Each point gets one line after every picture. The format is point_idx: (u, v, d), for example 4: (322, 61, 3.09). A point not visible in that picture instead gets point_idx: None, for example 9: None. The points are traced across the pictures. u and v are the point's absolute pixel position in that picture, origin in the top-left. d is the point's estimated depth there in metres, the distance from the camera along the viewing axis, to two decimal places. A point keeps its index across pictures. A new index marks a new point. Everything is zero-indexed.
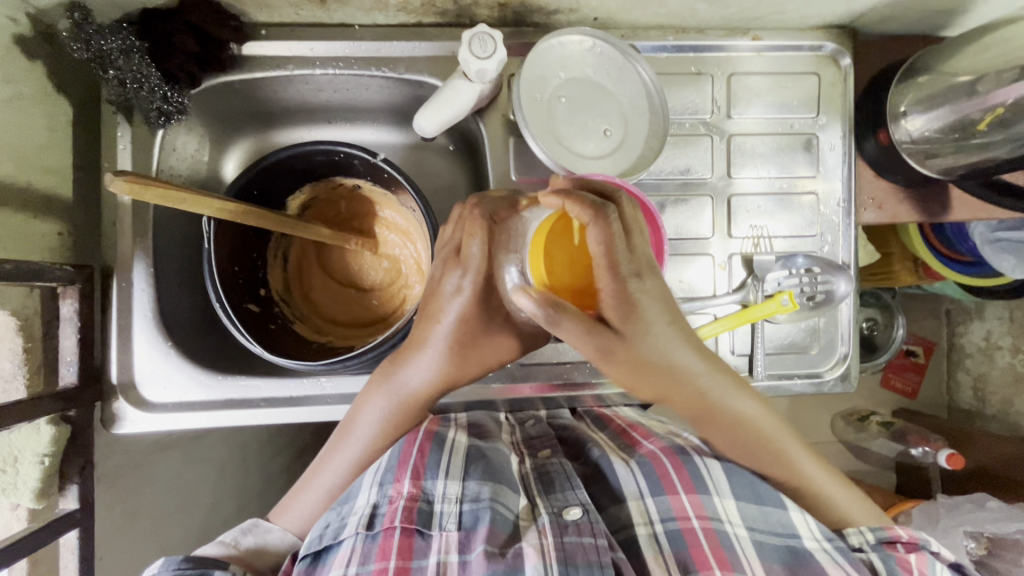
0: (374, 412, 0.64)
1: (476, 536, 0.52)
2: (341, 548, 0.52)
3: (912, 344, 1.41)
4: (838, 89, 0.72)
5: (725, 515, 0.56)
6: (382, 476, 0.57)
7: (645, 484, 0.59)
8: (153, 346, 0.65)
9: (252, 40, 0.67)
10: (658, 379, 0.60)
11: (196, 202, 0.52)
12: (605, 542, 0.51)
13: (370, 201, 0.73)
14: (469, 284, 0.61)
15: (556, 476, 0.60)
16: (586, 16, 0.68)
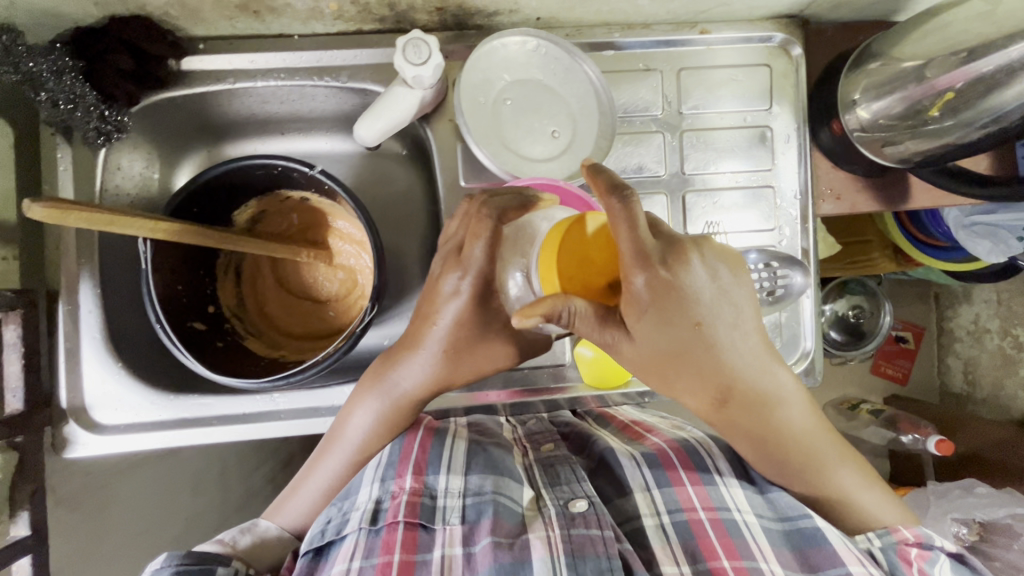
0: (363, 414, 0.65)
1: (479, 529, 0.53)
2: (345, 543, 0.54)
3: (901, 330, 1.39)
4: (790, 80, 0.71)
5: (734, 502, 0.60)
6: (384, 472, 0.58)
7: (651, 478, 0.62)
8: (103, 368, 0.65)
9: (192, 54, 0.66)
10: (703, 376, 0.55)
11: (124, 222, 0.51)
12: (611, 534, 0.53)
13: (322, 212, 0.72)
14: (467, 285, 0.61)
15: (561, 470, 0.62)
16: (528, 17, 0.67)
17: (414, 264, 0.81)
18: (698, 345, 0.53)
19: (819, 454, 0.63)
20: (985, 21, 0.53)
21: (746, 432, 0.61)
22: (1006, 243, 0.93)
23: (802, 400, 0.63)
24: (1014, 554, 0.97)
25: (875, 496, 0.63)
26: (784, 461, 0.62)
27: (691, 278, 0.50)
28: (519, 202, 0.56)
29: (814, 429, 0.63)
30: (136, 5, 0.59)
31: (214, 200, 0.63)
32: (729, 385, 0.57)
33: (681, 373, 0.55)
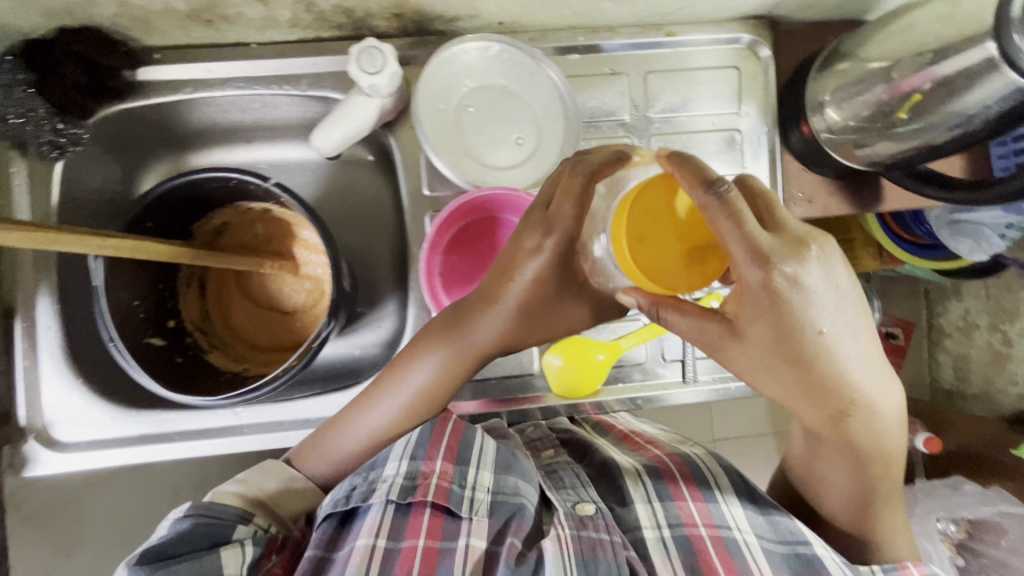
0: (430, 363, 0.63)
1: (508, 529, 0.55)
2: (369, 516, 0.54)
3: (893, 327, 1.26)
4: (759, 82, 0.71)
5: (734, 522, 0.59)
6: (413, 451, 0.57)
7: (653, 490, 0.62)
8: (63, 385, 0.64)
9: (146, 64, 0.65)
10: (820, 375, 0.51)
11: (77, 241, 0.48)
12: (618, 539, 0.56)
13: (287, 222, 0.72)
14: (551, 244, 0.58)
15: (565, 475, 0.64)
16: (490, 21, 0.66)
17: (383, 272, 0.80)
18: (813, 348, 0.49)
19: (888, 478, 0.60)
20: (947, 23, 0.52)
21: (830, 446, 0.58)
22: (988, 240, 0.90)
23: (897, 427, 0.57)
24: (1003, 552, 0.98)
25: (906, 537, 0.63)
26: (860, 477, 0.59)
27: (814, 281, 0.47)
28: (618, 154, 0.56)
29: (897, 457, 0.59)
30: (85, 16, 0.58)
31: (168, 212, 0.61)
32: (837, 397, 0.52)
33: (777, 372, 0.51)
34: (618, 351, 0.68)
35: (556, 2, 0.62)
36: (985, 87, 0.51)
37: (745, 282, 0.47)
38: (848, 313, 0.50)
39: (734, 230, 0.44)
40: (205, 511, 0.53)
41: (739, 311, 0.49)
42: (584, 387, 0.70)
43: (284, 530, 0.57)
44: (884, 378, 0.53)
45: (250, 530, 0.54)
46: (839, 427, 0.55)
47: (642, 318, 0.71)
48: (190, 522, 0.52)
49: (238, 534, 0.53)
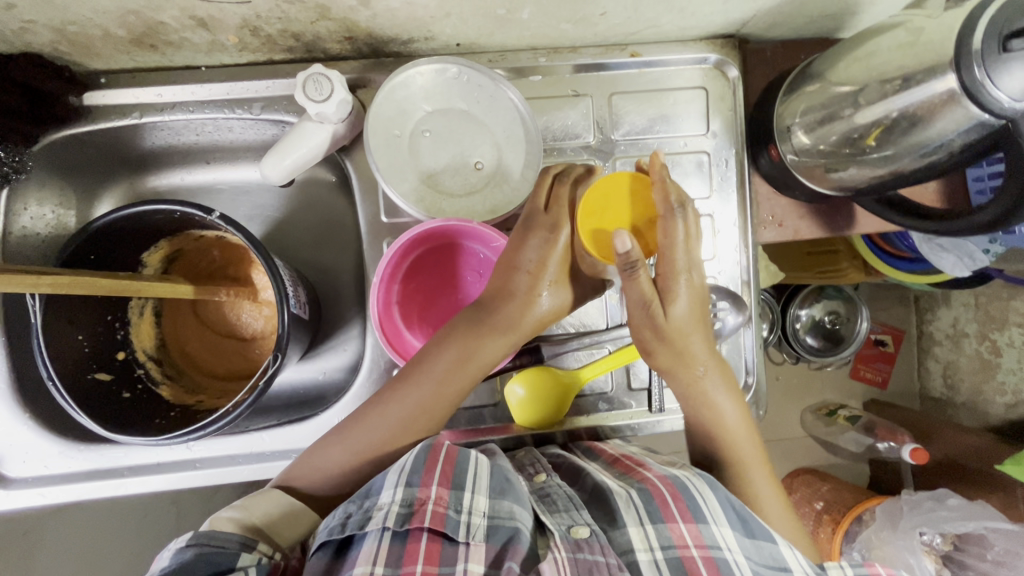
0: (447, 356, 0.59)
1: (505, 553, 0.48)
2: (365, 543, 0.48)
3: (880, 333, 1.20)
4: (728, 103, 0.69)
5: (724, 542, 0.51)
6: (408, 477, 0.51)
7: (645, 511, 0.52)
8: (11, 420, 0.62)
9: (93, 89, 0.64)
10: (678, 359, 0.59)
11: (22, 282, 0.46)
12: (615, 562, 0.48)
13: (243, 248, 0.70)
14: (561, 237, 0.60)
15: (558, 498, 0.55)
16: (447, 43, 0.64)
17: (347, 293, 0.77)
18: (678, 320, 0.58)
19: (743, 462, 0.60)
20: (909, 51, 0.50)
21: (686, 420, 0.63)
22: (973, 256, 0.81)
23: (736, 404, 0.62)
24: (988, 565, 0.88)
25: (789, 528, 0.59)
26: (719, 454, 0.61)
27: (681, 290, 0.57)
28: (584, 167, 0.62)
29: (748, 441, 0.61)
30: (20, 43, 0.55)
31: (113, 245, 0.59)
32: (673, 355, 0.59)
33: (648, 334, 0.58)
34: (584, 378, 0.67)
35: (513, 24, 0.60)
36: (947, 119, 0.49)
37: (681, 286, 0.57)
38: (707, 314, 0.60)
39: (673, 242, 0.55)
40: (208, 540, 0.46)
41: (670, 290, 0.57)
42: (546, 419, 0.68)
43: (285, 558, 0.50)
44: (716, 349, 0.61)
45: (254, 558, 0.47)
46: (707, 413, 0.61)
47: (607, 347, 0.70)
48: (192, 551, 0.45)
49: (242, 563, 0.46)
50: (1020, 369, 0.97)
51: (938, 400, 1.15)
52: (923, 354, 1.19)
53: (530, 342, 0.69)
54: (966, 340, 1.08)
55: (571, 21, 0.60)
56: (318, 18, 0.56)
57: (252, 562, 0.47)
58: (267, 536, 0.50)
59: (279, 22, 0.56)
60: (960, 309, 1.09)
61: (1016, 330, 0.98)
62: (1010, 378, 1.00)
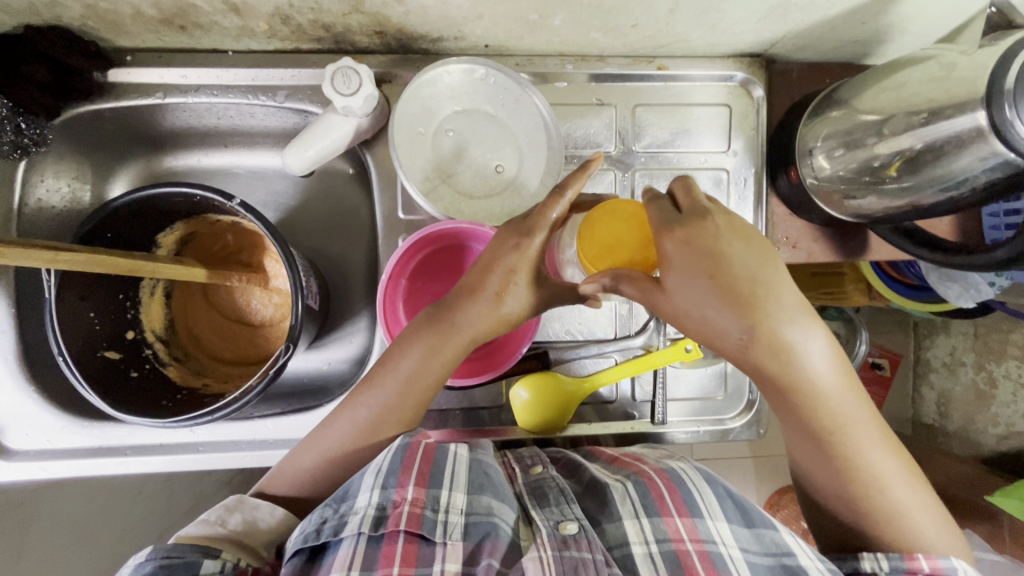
0: (413, 355, 0.57)
1: (482, 550, 0.49)
2: (340, 549, 0.49)
3: (877, 356, 1.21)
4: (750, 121, 0.69)
5: (719, 536, 0.52)
6: (385, 479, 0.51)
7: (640, 504, 0.53)
8: (16, 391, 0.62)
9: (118, 66, 0.63)
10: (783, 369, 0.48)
11: (36, 257, 0.45)
12: (603, 558, 0.49)
13: (256, 235, 0.70)
14: (536, 244, 0.54)
15: (549, 491, 0.55)
16: (476, 44, 0.63)
17: (355, 286, 0.77)
18: (753, 286, 0.46)
19: (851, 438, 0.53)
20: (939, 85, 0.50)
21: (778, 408, 0.53)
22: (977, 288, 0.80)
23: (839, 372, 0.51)
24: None
25: (912, 491, 0.54)
26: (817, 445, 0.53)
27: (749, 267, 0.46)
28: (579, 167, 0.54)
29: (854, 411, 0.52)
30: (50, 16, 0.55)
31: (130, 224, 0.59)
32: (731, 331, 0.46)
33: (713, 312, 0.46)
34: (592, 387, 0.68)
35: (544, 29, 0.60)
36: (972, 154, 0.49)
37: (669, 261, 0.46)
38: (793, 305, 0.47)
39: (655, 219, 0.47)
40: (169, 552, 0.47)
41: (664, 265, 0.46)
42: (552, 424, 0.68)
43: (257, 563, 0.51)
44: (788, 306, 0.47)
45: (217, 566, 0.48)
46: (798, 425, 0.53)
47: (613, 356, 0.70)
48: (152, 563, 0.46)
49: (206, 570, 0.47)
50: (1014, 402, 0.98)
51: (931, 427, 1.16)
52: (919, 381, 1.19)
53: (537, 347, 0.70)
54: (963, 370, 1.08)
55: (602, 30, 0.60)
56: (351, 11, 0.56)
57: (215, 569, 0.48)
58: (233, 543, 0.51)
59: (311, 12, 0.56)
60: (959, 338, 1.09)
61: (1013, 362, 0.98)
62: (1003, 410, 1.00)
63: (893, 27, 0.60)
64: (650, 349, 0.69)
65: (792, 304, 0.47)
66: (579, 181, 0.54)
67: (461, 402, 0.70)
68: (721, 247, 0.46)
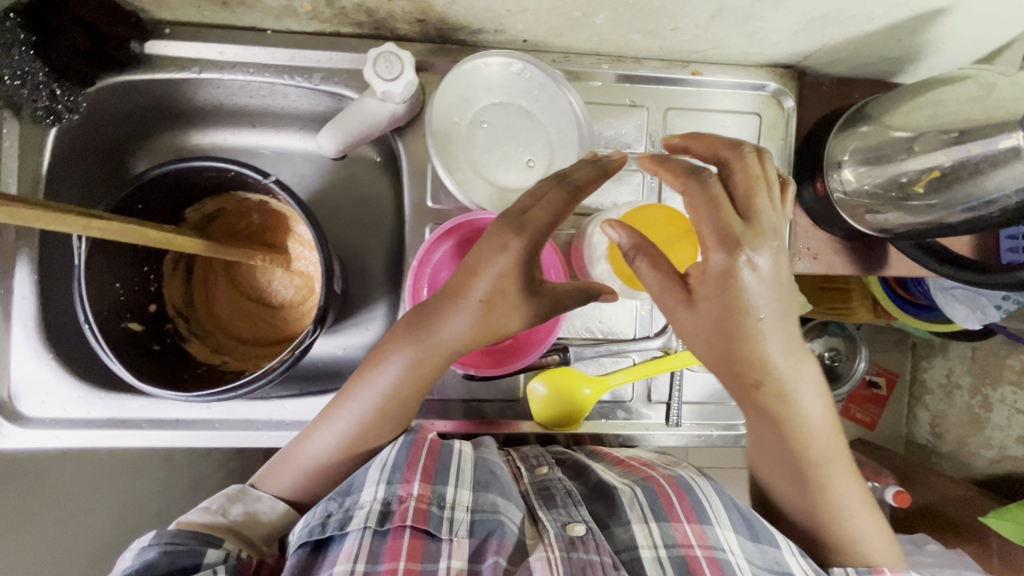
0: (395, 363, 0.57)
1: (488, 547, 0.49)
2: (346, 541, 0.48)
3: (875, 375, 1.22)
4: (779, 132, 0.70)
5: (728, 545, 0.53)
6: (390, 474, 0.52)
7: (649, 509, 0.54)
8: (34, 356, 0.62)
9: (156, 38, 0.63)
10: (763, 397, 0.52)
11: (56, 220, 0.44)
12: (610, 561, 0.49)
13: (283, 218, 0.70)
14: (519, 247, 0.51)
15: (556, 492, 0.55)
16: (514, 38, 0.64)
17: (375, 274, 0.77)
18: (763, 318, 0.48)
19: (819, 466, 0.56)
20: (977, 104, 0.52)
21: (758, 433, 0.57)
22: (985, 309, 0.81)
23: (821, 404, 0.55)
24: None
25: (870, 521, 0.58)
26: (791, 469, 0.57)
27: (767, 299, 0.47)
28: (599, 170, 0.53)
29: (826, 440, 0.56)
30: None
31: (159, 196, 0.59)
32: (748, 374, 0.50)
33: (719, 339, 0.49)
34: (606, 386, 0.68)
35: (584, 27, 0.60)
36: (1006, 173, 0.51)
37: (709, 270, 0.47)
38: (786, 340, 0.50)
39: (710, 216, 0.46)
40: (174, 538, 0.48)
41: (700, 279, 0.47)
42: (564, 421, 0.68)
43: (257, 556, 0.52)
44: (798, 356, 0.51)
45: (220, 555, 0.49)
46: (774, 449, 0.56)
47: (631, 357, 0.71)
48: (156, 550, 0.47)
49: (208, 560, 0.48)
50: (1008, 426, 0.99)
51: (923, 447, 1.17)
52: (914, 402, 1.20)
53: (557, 343, 0.69)
54: (959, 392, 1.09)
55: (640, 32, 0.61)
56: None
57: (218, 559, 0.49)
58: (236, 534, 0.52)
59: None
60: (957, 361, 1.10)
61: (1009, 387, 0.99)
62: (996, 433, 1.01)
63: (925, 47, 0.61)
64: (668, 352, 0.70)
65: (791, 339, 0.50)
66: (618, 162, 0.53)
67: (477, 394, 0.70)
68: (757, 274, 0.46)
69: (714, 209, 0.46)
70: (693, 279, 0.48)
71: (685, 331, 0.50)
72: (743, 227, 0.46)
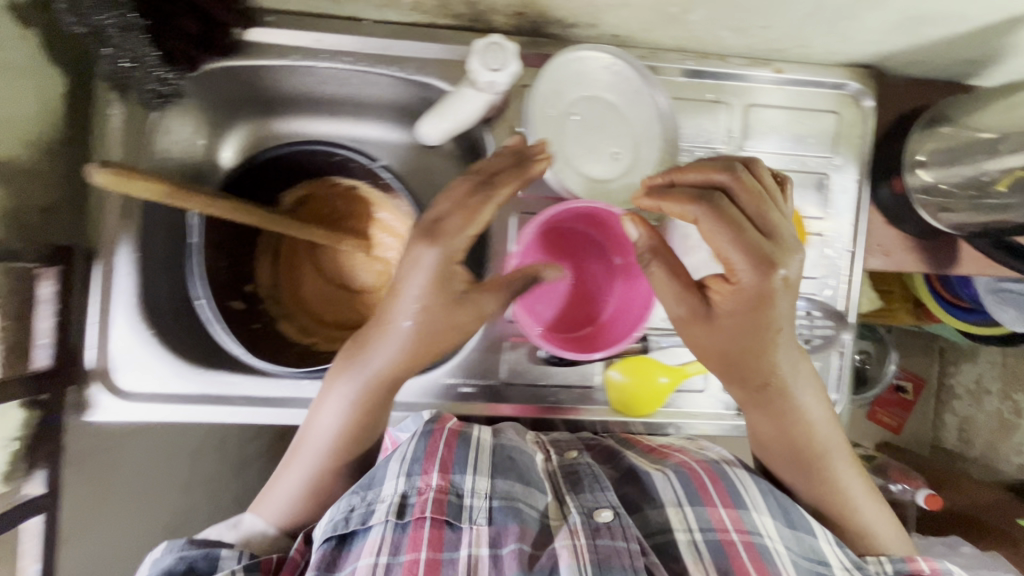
0: (336, 396, 0.57)
1: (508, 533, 0.50)
2: (371, 535, 0.50)
3: (901, 378, 1.20)
4: (857, 130, 0.70)
5: (765, 529, 0.53)
6: (410, 466, 0.53)
7: (682, 493, 0.55)
8: (133, 332, 0.63)
9: (258, 26, 0.64)
10: (773, 396, 0.58)
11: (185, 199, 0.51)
12: (638, 546, 0.49)
13: (366, 202, 0.72)
14: (431, 259, 0.54)
15: (584, 476, 0.57)
16: (605, 33, 0.65)
17: None
18: (771, 326, 0.54)
19: (827, 458, 0.60)
20: None
21: (760, 430, 0.61)
22: None
23: (819, 400, 0.60)
24: None
25: (877, 510, 0.60)
26: (796, 462, 0.60)
27: (784, 309, 0.53)
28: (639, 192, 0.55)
29: (830, 434, 0.60)
30: None
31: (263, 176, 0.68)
32: (753, 376, 0.57)
33: (727, 340, 0.56)
34: (685, 374, 0.69)
35: (676, 24, 0.62)
36: None
37: (738, 286, 0.53)
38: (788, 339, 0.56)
39: (732, 240, 0.51)
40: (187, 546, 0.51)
41: (721, 297, 0.54)
42: (641, 407, 0.70)
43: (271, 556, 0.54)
44: (797, 356, 0.58)
45: (235, 553, 0.51)
46: (780, 444, 0.60)
47: None
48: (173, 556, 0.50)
49: (222, 558, 0.50)
50: None
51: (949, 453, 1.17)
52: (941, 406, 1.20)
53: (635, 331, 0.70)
54: (987, 397, 1.11)
55: (732, 29, 0.62)
56: None
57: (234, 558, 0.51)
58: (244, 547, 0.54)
59: None
60: (984, 367, 1.11)
61: None
62: None
63: (1006, 51, 0.62)
64: None
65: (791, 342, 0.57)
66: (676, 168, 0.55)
67: (552, 381, 0.69)
68: (771, 291, 0.52)
69: (731, 232, 0.51)
70: (714, 304, 0.55)
71: (702, 342, 0.57)
72: (765, 249, 0.52)
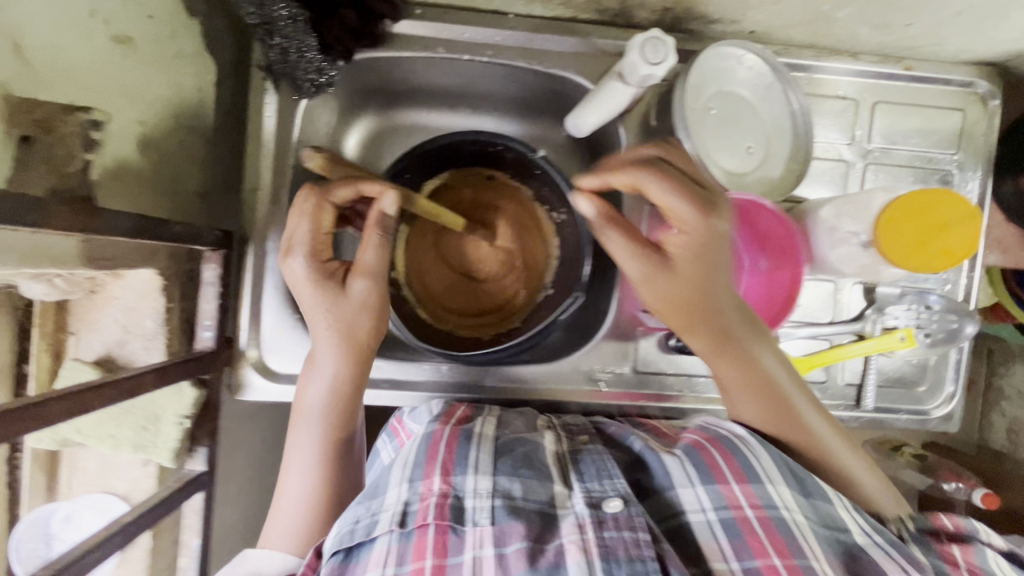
0: (316, 386, 0.58)
1: (512, 532, 0.42)
2: (374, 547, 0.43)
3: None
4: (981, 128, 0.72)
5: (782, 500, 0.47)
6: (411, 472, 0.47)
7: (695, 472, 0.48)
8: (280, 319, 0.65)
9: (407, 18, 0.66)
10: (728, 362, 0.58)
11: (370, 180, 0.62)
12: (646, 535, 0.42)
13: (498, 194, 0.74)
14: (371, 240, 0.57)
15: (585, 460, 0.49)
16: (744, 29, 0.66)
17: None
18: (686, 280, 0.55)
19: (811, 436, 0.57)
20: None
21: (744, 405, 0.58)
22: None
23: (785, 373, 0.59)
24: None
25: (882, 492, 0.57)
26: (768, 432, 0.57)
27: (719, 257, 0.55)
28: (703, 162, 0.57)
29: (810, 412, 0.58)
30: None
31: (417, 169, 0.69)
32: (738, 337, 0.57)
33: (659, 286, 0.56)
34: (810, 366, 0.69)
35: (820, 21, 0.63)
36: None
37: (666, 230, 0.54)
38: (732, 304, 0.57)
39: (661, 186, 0.53)
40: None
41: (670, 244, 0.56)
42: None
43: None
44: (751, 321, 0.59)
45: None
46: (749, 414, 0.58)
47: (829, 339, 0.72)
48: None
49: None
50: None
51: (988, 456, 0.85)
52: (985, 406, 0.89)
53: None
54: None
55: (873, 26, 0.63)
56: None
57: None
58: None
59: None
60: None
61: None
62: None
63: None
64: (862, 336, 0.71)
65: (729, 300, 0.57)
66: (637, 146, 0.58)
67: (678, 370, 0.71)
68: (693, 234, 0.54)
69: (658, 183, 0.54)
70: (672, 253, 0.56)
71: (665, 294, 0.56)
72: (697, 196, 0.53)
